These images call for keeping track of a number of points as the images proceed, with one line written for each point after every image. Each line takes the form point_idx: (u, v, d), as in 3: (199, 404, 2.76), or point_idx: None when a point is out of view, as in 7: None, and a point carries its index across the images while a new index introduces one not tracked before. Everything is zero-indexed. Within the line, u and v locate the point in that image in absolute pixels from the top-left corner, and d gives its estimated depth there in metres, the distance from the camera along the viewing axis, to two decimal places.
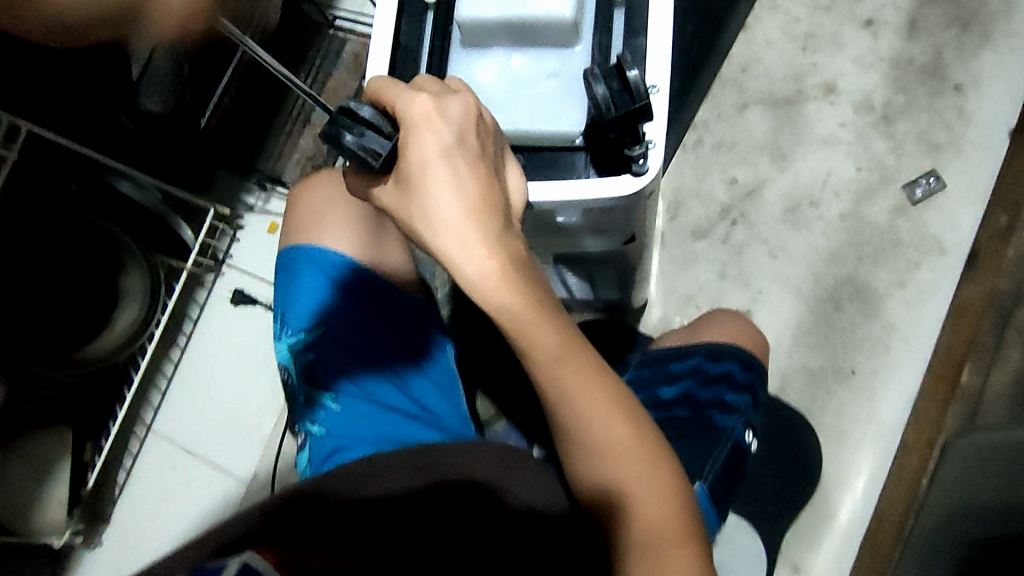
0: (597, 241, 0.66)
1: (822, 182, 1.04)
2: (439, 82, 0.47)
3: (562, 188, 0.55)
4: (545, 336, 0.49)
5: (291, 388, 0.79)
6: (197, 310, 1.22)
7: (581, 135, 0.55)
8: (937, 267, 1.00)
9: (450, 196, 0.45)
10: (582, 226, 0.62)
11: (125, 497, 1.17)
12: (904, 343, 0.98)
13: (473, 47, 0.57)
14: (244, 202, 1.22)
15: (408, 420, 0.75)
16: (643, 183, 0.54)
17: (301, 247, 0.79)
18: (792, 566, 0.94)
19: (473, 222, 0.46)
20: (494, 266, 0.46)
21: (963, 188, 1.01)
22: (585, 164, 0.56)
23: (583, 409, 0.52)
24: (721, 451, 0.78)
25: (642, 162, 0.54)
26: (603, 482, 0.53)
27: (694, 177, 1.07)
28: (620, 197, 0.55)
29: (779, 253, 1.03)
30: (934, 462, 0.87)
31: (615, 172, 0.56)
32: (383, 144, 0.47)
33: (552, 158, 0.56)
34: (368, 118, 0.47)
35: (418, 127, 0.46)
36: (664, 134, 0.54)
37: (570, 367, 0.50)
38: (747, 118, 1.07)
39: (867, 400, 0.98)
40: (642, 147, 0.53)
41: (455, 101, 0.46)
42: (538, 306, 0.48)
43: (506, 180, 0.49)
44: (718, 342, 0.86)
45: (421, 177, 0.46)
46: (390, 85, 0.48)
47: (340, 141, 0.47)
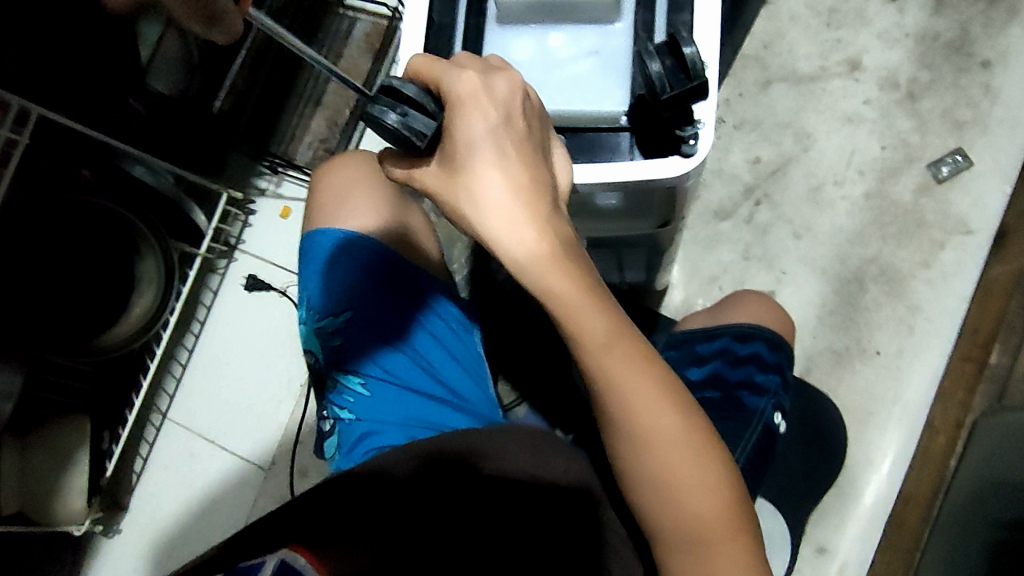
0: (633, 223, 0.65)
1: (845, 161, 1.03)
2: (482, 60, 0.46)
3: (608, 171, 0.53)
4: (592, 323, 0.47)
5: (318, 373, 0.78)
6: (210, 296, 1.21)
7: (625, 114, 0.54)
8: (962, 247, 0.99)
9: (498, 177, 0.44)
10: (621, 209, 0.61)
11: (143, 485, 1.17)
12: (929, 323, 0.98)
13: (510, 25, 0.55)
14: (256, 185, 1.21)
15: (438, 405, 0.74)
16: (693, 165, 0.52)
17: (322, 231, 0.77)
18: (817, 546, 0.94)
19: (522, 202, 0.44)
20: (545, 248, 0.45)
21: (988, 166, 1.00)
22: (629, 144, 0.54)
23: (631, 402, 0.51)
24: (750, 437, 0.78)
25: (692, 142, 0.52)
26: (650, 471, 0.52)
27: (715, 157, 1.05)
28: (669, 179, 0.53)
29: (802, 233, 1.02)
30: (963, 442, 0.87)
31: (661, 154, 0.53)
32: (429, 124, 0.45)
33: (596, 139, 0.55)
34: (413, 97, 0.45)
35: (465, 105, 0.44)
36: (713, 114, 0.52)
37: (617, 353, 0.49)
38: (770, 95, 1.05)
39: (891, 381, 0.97)
40: (693, 128, 0.51)
41: (502, 79, 0.44)
42: (587, 290, 0.46)
43: (552, 160, 0.47)
44: (745, 324, 0.85)
45: (467, 157, 0.45)
46: (432, 62, 0.46)
47: (382, 122, 0.45)
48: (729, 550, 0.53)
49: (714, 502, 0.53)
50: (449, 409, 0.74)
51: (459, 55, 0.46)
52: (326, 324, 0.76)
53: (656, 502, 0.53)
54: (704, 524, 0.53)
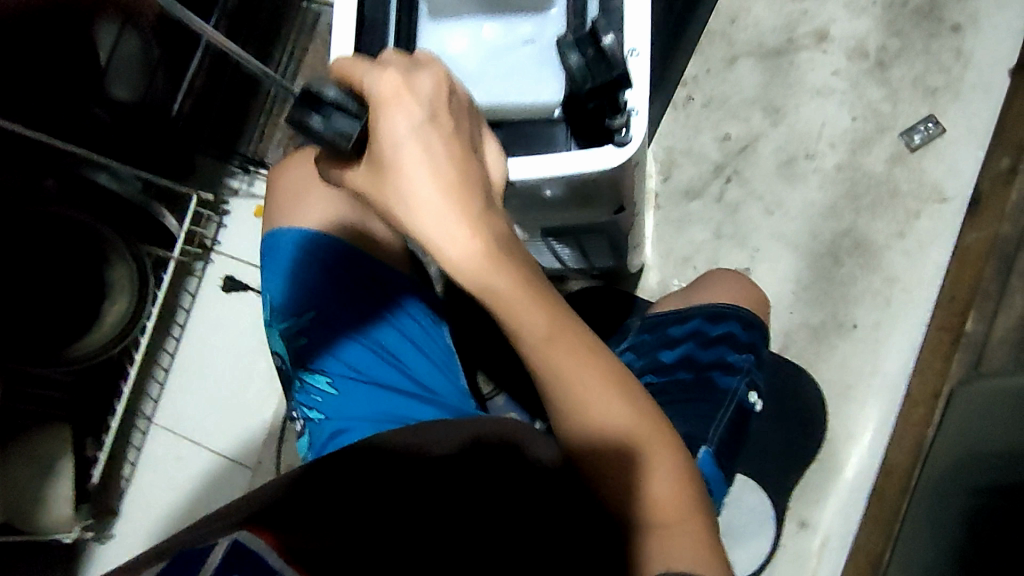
0: (585, 211, 0.64)
1: (816, 134, 1.02)
2: (405, 56, 0.45)
3: (543, 164, 0.55)
4: (532, 318, 0.48)
5: (286, 374, 0.78)
6: (189, 299, 1.20)
7: (559, 106, 0.57)
8: (937, 215, 0.98)
9: (426, 177, 0.45)
10: (567, 196, 0.60)
11: (131, 490, 1.17)
12: (906, 294, 0.97)
13: (446, 15, 0.59)
14: (228, 185, 1.20)
15: (407, 398, 0.74)
16: (627, 153, 0.54)
17: (283, 230, 0.77)
18: (800, 522, 0.94)
19: (453, 202, 0.45)
20: (479, 250, 0.46)
21: (962, 132, 0.99)
22: (566, 136, 0.58)
23: (579, 394, 0.51)
24: (723, 419, 0.76)
25: (624, 132, 0.54)
26: (607, 461, 0.52)
27: (685, 136, 1.04)
28: (605, 170, 0.55)
29: (775, 209, 1.01)
30: (940, 413, 0.87)
31: (597, 143, 0.57)
32: (354, 125, 0.46)
33: (532, 132, 0.58)
34: (334, 99, 0.46)
35: (388, 105, 0.44)
36: (645, 102, 0.55)
37: (561, 345, 0.50)
38: (737, 71, 1.04)
39: (869, 353, 0.96)
40: (623, 116, 0.54)
41: (425, 75, 0.44)
42: (525, 285, 0.47)
43: (484, 156, 0.48)
44: (716, 304, 0.84)
45: (394, 157, 0.45)
46: (354, 62, 0.46)
47: (306, 126, 0.46)
48: (698, 546, 0.50)
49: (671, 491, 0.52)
50: (418, 403, 0.74)
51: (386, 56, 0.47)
52: (292, 324, 0.76)
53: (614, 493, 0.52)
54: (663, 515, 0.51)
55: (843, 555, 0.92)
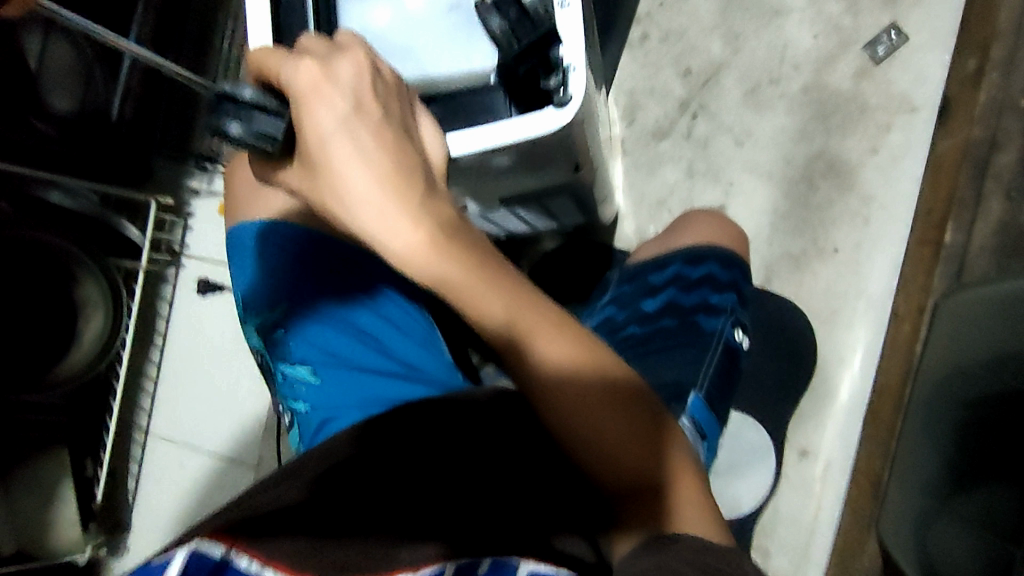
0: (544, 175, 0.63)
1: (779, 57, 0.98)
2: (322, 42, 0.45)
3: (482, 135, 0.53)
4: (490, 296, 0.47)
5: (267, 370, 0.76)
6: (167, 306, 1.19)
7: (494, 72, 0.56)
8: (909, 126, 0.95)
9: (359, 169, 0.43)
10: (520, 163, 0.59)
11: (139, 502, 1.17)
12: (884, 211, 0.95)
13: None
14: (188, 186, 1.17)
15: (392, 379, 0.71)
16: (569, 114, 0.52)
17: (245, 225, 0.74)
18: (800, 449, 0.95)
19: (391, 192, 0.43)
20: (423, 238, 0.44)
21: (927, 36, 0.94)
22: (505, 102, 0.56)
23: (550, 373, 0.49)
24: (722, 358, 0.76)
25: (563, 91, 0.52)
26: (593, 438, 0.49)
27: (645, 76, 1.02)
28: (548, 132, 0.53)
29: (744, 139, 0.99)
30: (927, 325, 0.86)
31: (538, 106, 0.55)
32: (277, 124, 0.45)
33: (469, 100, 0.57)
34: (251, 100, 0.45)
35: (308, 100, 0.43)
36: (583, 57, 0.52)
37: (525, 323, 0.48)
38: (692, 1, 1.01)
39: (853, 276, 0.95)
40: (558, 76, 0.53)
41: (345, 63, 0.44)
42: (479, 268, 0.46)
43: (420, 138, 0.47)
44: (696, 246, 0.83)
45: (323, 153, 0.44)
46: (269, 55, 0.46)
47: (228, 132, 0.45)
48: (695, 501, 0.50)
49: (653, 455, 0.50)
50: (405, 381, 0.71)
51: (303, 44, 0.46)
52: (266, 318, 0.73)
53: (596, 469, 0.50)
54: (644, 477, 0.50)
55: (845, 476, 0.93)
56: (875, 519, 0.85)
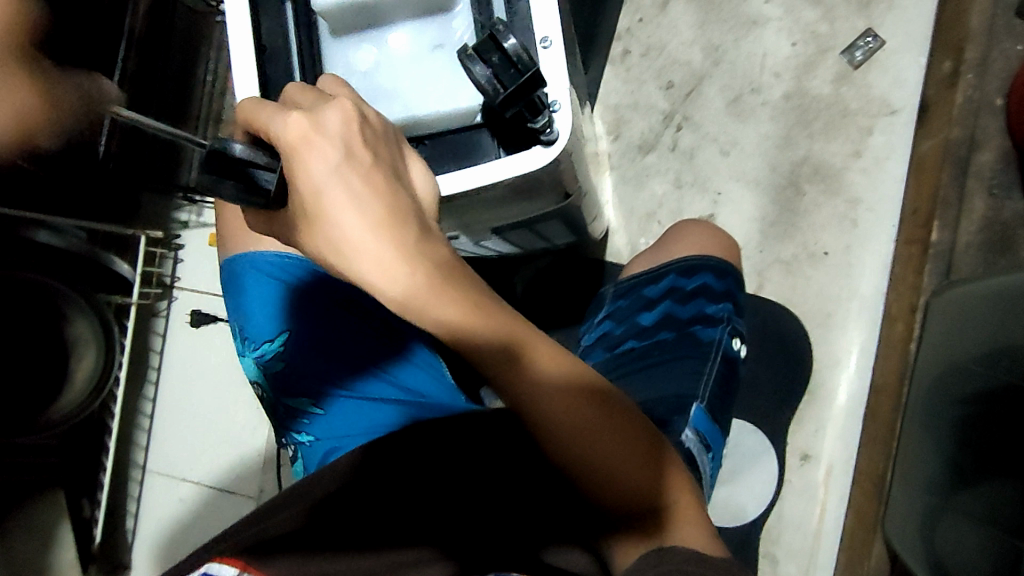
0: (534, 205, 0.64)
1: (759, 66, 1.00)
2: (310, 93, 0.46)
3: (473, 176, 0.54)
4: (485, 330, 0.47)
5: (267, 403, 0.75)
6: (158, 340, 1.18)
7: (480, 110, 0.56)
8: (889, 129, 0.96)
9: (353, 215, 0.43)
10: (510, 196, 0.60)
11: (138, 541, 1.15)
12: (871, 214, 0.96)
13: (347, 35, 0.58)
14: (177, 219, 1.16)
15: (392, 404, 0.70)
16: (556, 152, 0.54)
17: (238, 258, 0.75)
18: (802, 454, 0.95)
19: (384, 236, 0.44)
20: (418, 276, 0.45)
21: (904, 40, 0.96)
22: (493, 144, 0.57)
23: (545, 404, 0.49)
24: (722, 368, 0.77)
25: (549, 131, 0.54)
26: (591, 469, 0.49)
27: (628, 90, 1.03)
28: (536, 170, 0.55)
29: (730, 148, 1.00)
30: (921, 325, 0.86)
31: (525, 146, 0.56)
32: (271, 180, 0.45)
33: (458, 142, 0.58)
34: (242, 156, 0.44)
35: (298, 150, 0.44)
36: (566, 96, 0.54)
37: (518, 357, 0.48)
38: (670, 15, 1.02)
39: (844, 278, 0.96)
40: (544, 116, 0.53)
41: (332, 112, 0.44)
42: (473, 303, 0.46)
43: (411, 180, 0.48)
44: (689, 257, 0.83)
45: (316, 203, 0.44)
46: (257, 108, 0.46)
47: (219, 191, 0.43)
48: (694, 526, 0.50)
49: (655, 479, 0.50)
50: (405, 408, 0.70)
51: (290, 96, 0.46)
52: (266, 352, 0.74)
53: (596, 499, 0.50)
54: (647, 502, 0.50)
55: (849, 479, 0.93)
56: (880, 520, 0.86)
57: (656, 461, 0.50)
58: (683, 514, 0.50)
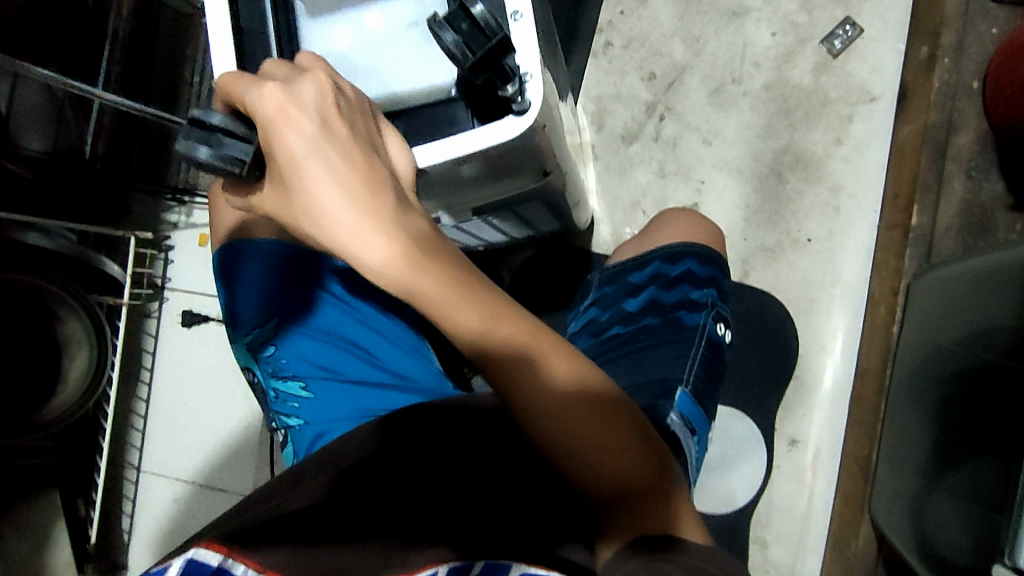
0: (514, 183, 0.64)
1: (740, 57, 1.01)
2: (284, 65, 0.46)
3: (447, 146, 0.54)
4: (466, 310, 0.48)
5: (258, 388, 0.76)
6: (151, 341, 1.19)
7: (455, 85, 0.57)
8: (869, 115, 0.97)
9: (332, 191, 0.44)
10: (488, 173, 0.60)
11: (135, 540, 1.16)
12: (852, 199, 0.97)
13: (321, 14, 0.59)
14: (167, 220, 1.17)
15: (384, 390, 0.72)
16: (530, 120, 0.54)
17: (227, 245, 0.74)
18: (790, 439, 0.96)
19: (363, 212, 0.44)
20: (396, 250, 0.45)
21: (881, 28, 0.97)
22: (467, 114, 0.58)
23: (526, 383, 0.49)
24: (709, 353, 0.78)
25: (521, 99, 0.54)
26: (574, 449, 0.50)
27: (611, 82, 1.04)
28: (511, 139, 0.55)
29: (712, 138, 1.01)
30: (902, 308, 0.87)
31: (499, 116, 0.56)
32: (246, 149, 0.46)
33: (434, 116, 0.59)
34: (221, 126, 0.46)
35: (276, 124, 0.44)
36: (537, 64, 0.54)
37: (501, 337, 0.49)
38: (651, 7, 1.03)
39: (827, 264, 0.97)
40: (515, 83, 0.53)
41: (308, 84, 0.45)
42: (453, 280, 0.47)
43: (388, 153, 0.48)
44: (673, 244, 0.84)
45: (295, 174, 0.44)
46: (234, 79, 0.46)
47: (196, 157, 0.45)
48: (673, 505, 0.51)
49: (637, 459, 0.51)
50: (396, 393, 0.72)
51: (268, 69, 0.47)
52: (253, 339, 0.74)
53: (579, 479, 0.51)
54: (628, 484, 0.51)
55: (836, 462, 0.94)
56: (865, 500, 0.87)
57: (637, 441, 0.51)
58: (663, 494, 0.51)
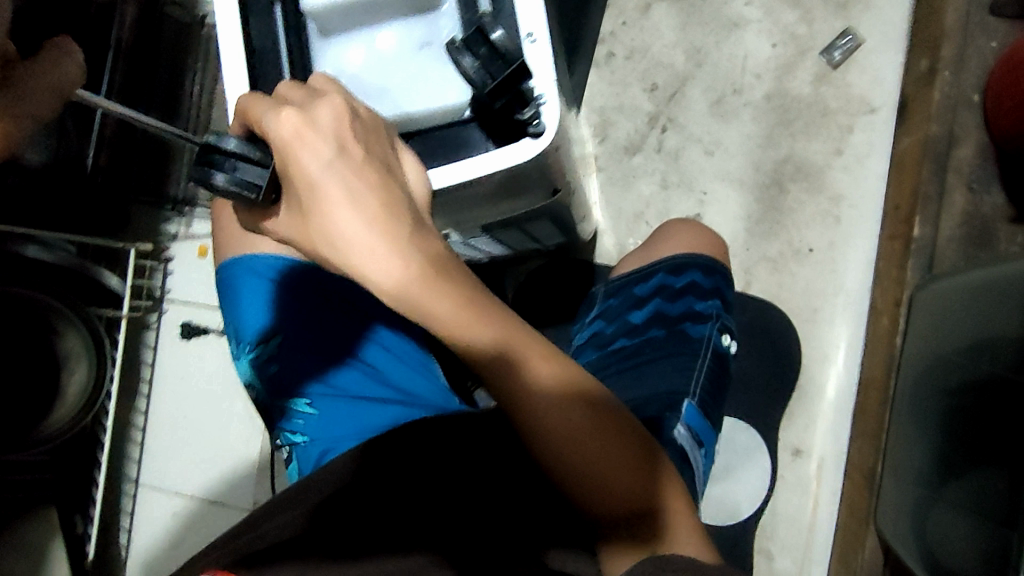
0: (521, 202, 0.64)
1: (741, 68, 1.02)
2: (300, 89, 0.46)
3: (462, 168, 0.55)
4: (478, 332, 0.48)
5: (261, 406, 0.75)
6: (150, 353, 1.18)
7: (469, 106, 0.57)
8: (870, 126, 0.98)
9: (350, 212, 0.44)
10: (498, 191, 0.60)
11: (132, 556, 1.14)
12: (854, 210, 0.98)
13: (335, 35, 0.59)
14: (166, 232, 1.17)
15: (389, 405, 0.72)
16: (544, 144, 0.54)
17: (237, 260, 0.75)
18: (793, 450, 0.96)
19: (379, 232, 0.44)
20: (412, 268, 0.45)
21: (881, 39, 0.98)
22: (482, 137, 0.57)
23: (538, 403, 0.50)
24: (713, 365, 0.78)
25: (537, 123, 0.54)
26: (584, 468, 0.50)
27: (613, 93, 1.05)
28: (525, 162, 0.55)
29: (714, 149, 1.02)
30: (904, 317, 0.88)
31: (513, 139, 0.56)
32: (261, 174, 0.46)
33: (447, 137, 0.58)
34: (236, 151, 0.46)
35: (292, 148, 0.44)
36: (552, 86, 0.55)
37: (512, 358, 0.49)
38: (653, 18, 1.04)
39: (829, 273, 0.98)
40: (532, 107, 0.54)
41: (324, 107, 0.45)
42: (467, 302, 0.47)
43: (404, 173, 0.48)
44: (676, 255, 0.84)
45: (313, 197, 0.44)
46: (254, 101, 0.46)
47: (212, 182, 0.46)
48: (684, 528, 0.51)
49: (645, 482, 0.51)
50: (401, 408, 0.72)
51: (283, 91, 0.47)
52: (259, 354, 0.74)
53: (590, 500, 0.51)
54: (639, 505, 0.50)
55: (840, 472, 0.94)
56: (871, 510, 0.87)
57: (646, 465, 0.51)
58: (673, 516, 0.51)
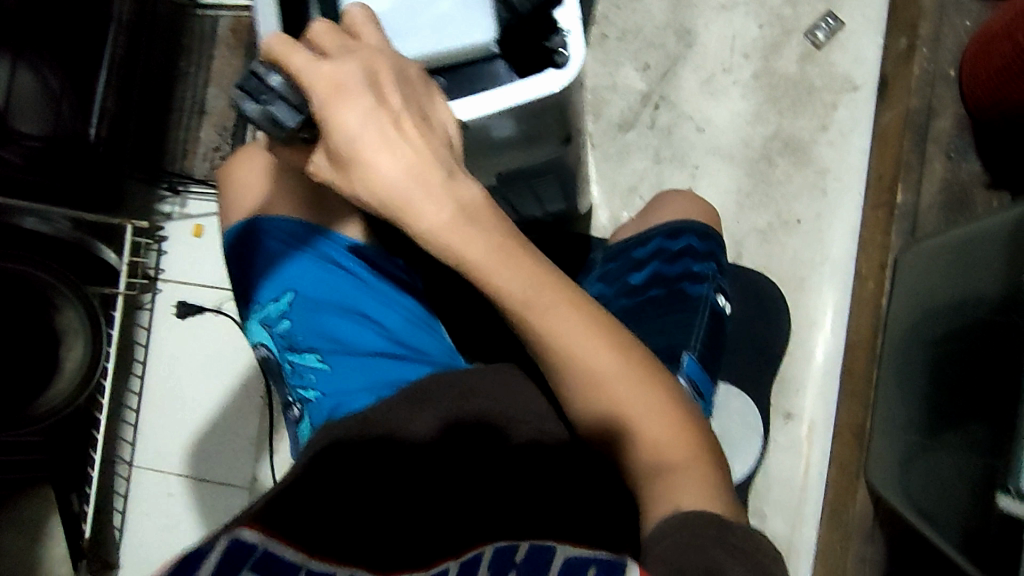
0: (535, 149, 0.68)
1: (729, 48, 1.06)
2: (336, 37, 0.48)
3: (496, 98, 0.57)
4: (508, 278, 0.50)
5: (273, 363, 0.77)
6: (144, 333, 1.17)
7: (494, 42, 0.59)
8: (852, 103, 1.02)
9: (388, 159, 0.47)
10: (518, 131, 0.64)
11: (128, 537, 1.13)
12: (839, 182, 1.02)
13: None
14: (160, 211, 1.16)
15: (398, 361, 0.73)
16: (571, 72, 0.59)
17: (248, 221, 0.77)
18: (785, 413, 1.00)
19: (416, 181, 0.48)
20: (446, 214, 0.48)
21: (861, 20, 1.03)
22: (507, 70, 0.61)
23: (563, 349, 0.52)
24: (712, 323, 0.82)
25: (562, 52, 0.59)
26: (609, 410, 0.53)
27: (607, 73, 1.08)
28: (552, 93, 0.59)
29: (705, 125, 1.05)
30: (889, 281, 0.92)
31: (538, 68, 0.60)
32: (292, 117, 0.49)
33: (473, 71, 0.61)
34: (276, 88, 0.49)
35: (331, 100, 0.46)
36: (576, 21, 0.59)
37: (539, 304, 0.51)
38: (645, 1, 1.08)
39: (816, 243, 1.02)
40: (559, 36, 0.59)
41: (358, 60, 0.47)
42: (498, 248, 0.50)
43: (438, 119, 0.51)
44: (673, 221, 0.87)
45: (351, 149, 0.47)
46: (286, 44, 0.47)
47: (243, 108, 0.49)
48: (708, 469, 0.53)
49: (668, 423, 0.53)
50: (411, 364, 0.73)
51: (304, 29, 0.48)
52: (271, 312, 0.75)
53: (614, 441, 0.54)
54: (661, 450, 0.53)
55: (829, 433, 0.99)
56: (863, 465, 0.91)
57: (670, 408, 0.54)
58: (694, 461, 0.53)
